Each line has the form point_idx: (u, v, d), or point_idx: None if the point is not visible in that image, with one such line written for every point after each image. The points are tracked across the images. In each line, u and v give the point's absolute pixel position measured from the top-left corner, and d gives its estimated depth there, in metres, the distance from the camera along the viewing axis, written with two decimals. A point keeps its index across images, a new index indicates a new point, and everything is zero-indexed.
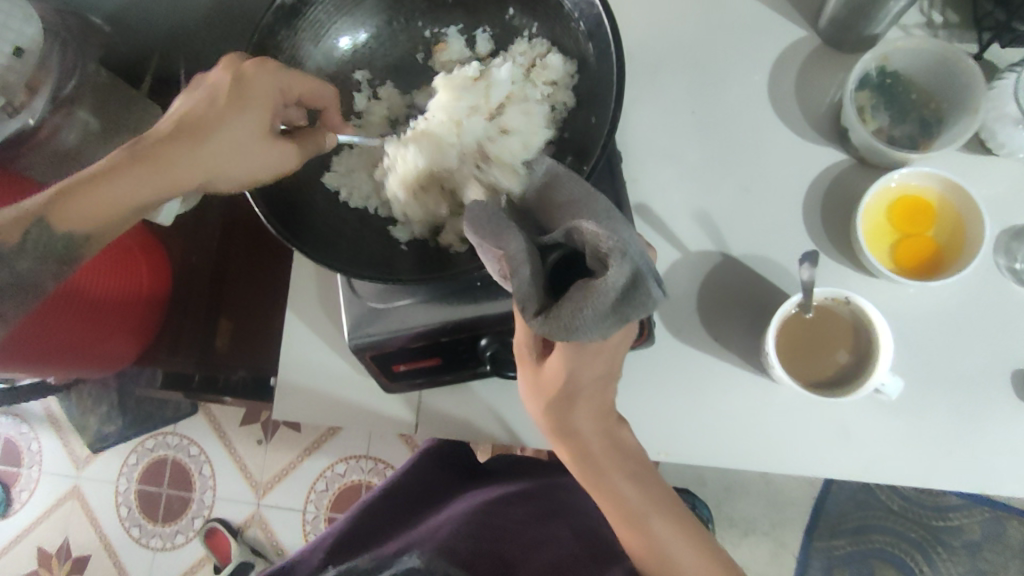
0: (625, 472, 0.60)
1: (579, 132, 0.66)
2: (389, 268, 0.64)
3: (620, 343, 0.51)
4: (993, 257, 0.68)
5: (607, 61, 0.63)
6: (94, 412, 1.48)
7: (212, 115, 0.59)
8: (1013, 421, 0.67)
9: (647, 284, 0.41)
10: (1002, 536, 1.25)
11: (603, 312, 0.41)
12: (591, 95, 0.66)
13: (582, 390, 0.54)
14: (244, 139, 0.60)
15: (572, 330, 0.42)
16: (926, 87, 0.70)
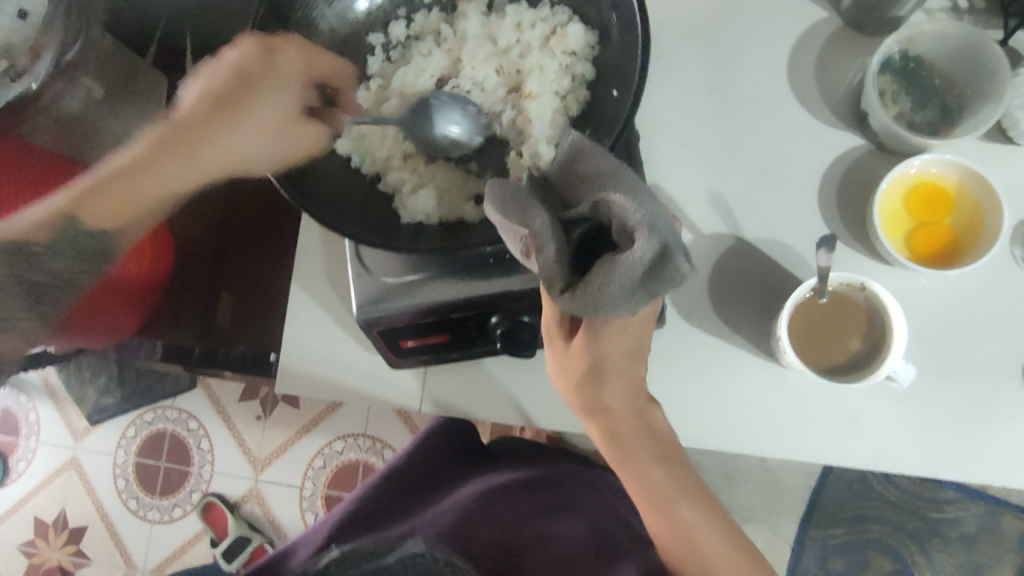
0: (633, 450, 0.60)
1: (599, 107, 0.66)
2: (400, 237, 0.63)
3: (645, 320, 0.50)
4: (1009, 248, 0.68)
5: (630, 34, 0.61)
6: (93, 382, 1.53)
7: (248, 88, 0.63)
8: (1022, 413, 0.66)
9: (676, 259, 0.40)
10: (996, 529, 1.26)
11: (629, 287, 0.40)
12: (612, 68, 0.65)
13: (607, 367, 0.54)
14: (270, 121, 0.63)
15: (598, 305, 0.41)
16: (950, 73, 0.69)
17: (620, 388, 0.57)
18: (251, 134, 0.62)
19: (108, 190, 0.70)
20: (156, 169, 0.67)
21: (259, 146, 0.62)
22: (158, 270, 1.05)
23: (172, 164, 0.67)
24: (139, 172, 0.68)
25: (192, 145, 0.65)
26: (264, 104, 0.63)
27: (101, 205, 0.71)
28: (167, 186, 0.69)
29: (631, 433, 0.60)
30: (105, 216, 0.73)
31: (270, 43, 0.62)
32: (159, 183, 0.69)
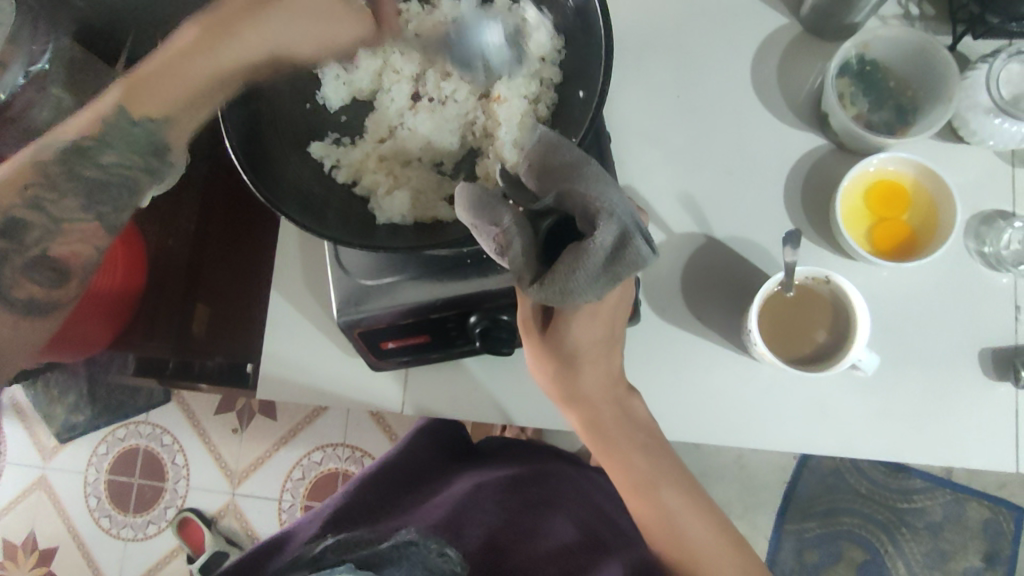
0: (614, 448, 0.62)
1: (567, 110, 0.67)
2: (373, 236, 0.63)
3: (615, 307, 0.53)
4: (963, 241, 0.71)
5: (595, 43, 0.63)
6: (61, 400, 1.41)
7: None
8: (981, 397, 0.70)
9: (636, 241, 0.42)
10: (963, 517, 1.30)
11: (595, 272, 0.43)
12: (578, 74, 0.67)
13: (582, 356, 0.55)
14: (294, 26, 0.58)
15: (568, 293, 0.44)
16: (903, 76, 0.73)
17: (599, 379, 0.58)
18: (298, 20, 0.57)
19: (160, 76, 0.57)
20: (199, 58, 0.57)
21: (314, 36, 0.58)
22: (129, 281, 1.03)
23: (211, 45, 0.57)
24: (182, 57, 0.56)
25: (230, 21, 0.57)
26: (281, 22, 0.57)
27: (158, 97, 0.56)
28: (215, 63, 0.57)
29: (613, 425, 0.61)
30: (158, 100, 0.56)
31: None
32: (206, 63, 0.57)
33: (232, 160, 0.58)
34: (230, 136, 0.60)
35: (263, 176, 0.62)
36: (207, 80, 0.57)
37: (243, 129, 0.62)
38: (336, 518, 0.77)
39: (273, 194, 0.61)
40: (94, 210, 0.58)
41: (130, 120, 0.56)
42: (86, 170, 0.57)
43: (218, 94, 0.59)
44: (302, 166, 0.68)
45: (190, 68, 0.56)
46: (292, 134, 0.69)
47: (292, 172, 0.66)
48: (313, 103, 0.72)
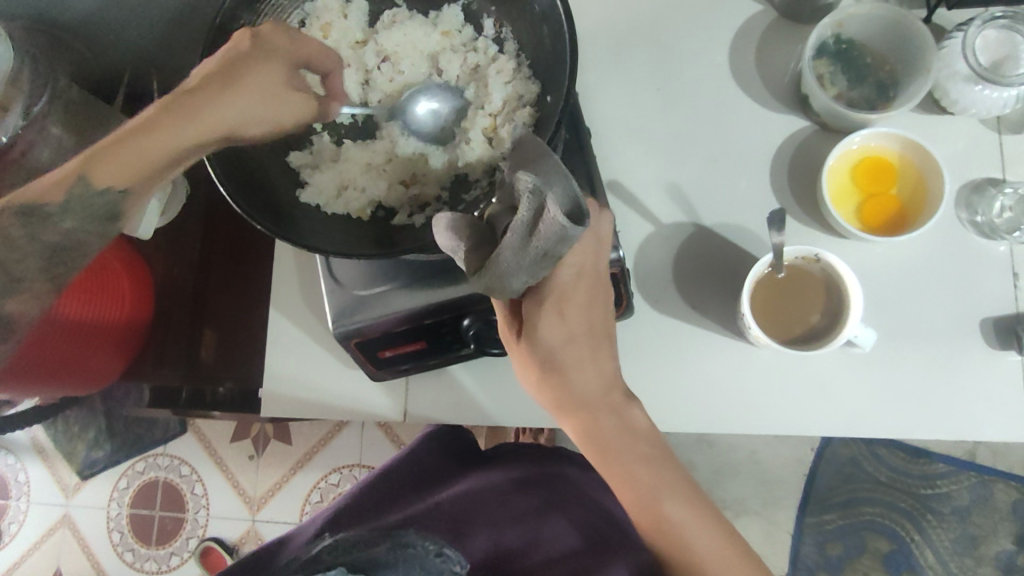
0: (627, 452, 0.60)
1: (536, 114, 0.66)
2: (358, 244, 0.63)
3: (588, 298, 0.56)
4: (955, 211, 0.71)
5: (560, 43, 0.62)
6: (81, 437, 1.51)
7: (210, 95, 0.52)
8: (988, 368, 0.69)
9: (550, 210, 0.44)
10: (990, 500, 1.27)
11: (517, 245, 0.46)
12: (547, 75, 0.66)
13: (561, 356, 0.57)
14: (258, 103, 0.54)
15: (500, 274, 0.48)
16: (880, 51, 0.73)
17: (586, 378, 0.59)
18: (248, 102, 0.54)
19: (122, 148, 0.52)
20: (158, 134, 0.51)
21: (260, 116, 0.55)
22: (139, 315, 1.06)
23: (173, 127, 0.51)
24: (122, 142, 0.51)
25: (200, 99, 0.52)
26: (246, 100, 0.53)
27: (115, 169, 0.52)
28: (168, 143, 0.51)
29: (604, 421, 0.60)
30: (120, 173, 0.52)
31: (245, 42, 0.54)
32: (153, 143, 0.51)
33: (213, 176, 0.59)
34: (209, 158, 0.60)
35: (244, 188, 0.63)
36: (164, 163, 0.52)
37: (221, 145, 0.62)
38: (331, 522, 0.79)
39: (247, 200, 0.62)
40: (47, 270, 0.57)
41: (93, 197, 0.52)
42: (49, 235, 0.54)
43: (167, 170, 0.54)
44: (282, 173, 0.69)
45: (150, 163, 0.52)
46: (269, 149, 0.69)
47: (270, 184, 0.67)
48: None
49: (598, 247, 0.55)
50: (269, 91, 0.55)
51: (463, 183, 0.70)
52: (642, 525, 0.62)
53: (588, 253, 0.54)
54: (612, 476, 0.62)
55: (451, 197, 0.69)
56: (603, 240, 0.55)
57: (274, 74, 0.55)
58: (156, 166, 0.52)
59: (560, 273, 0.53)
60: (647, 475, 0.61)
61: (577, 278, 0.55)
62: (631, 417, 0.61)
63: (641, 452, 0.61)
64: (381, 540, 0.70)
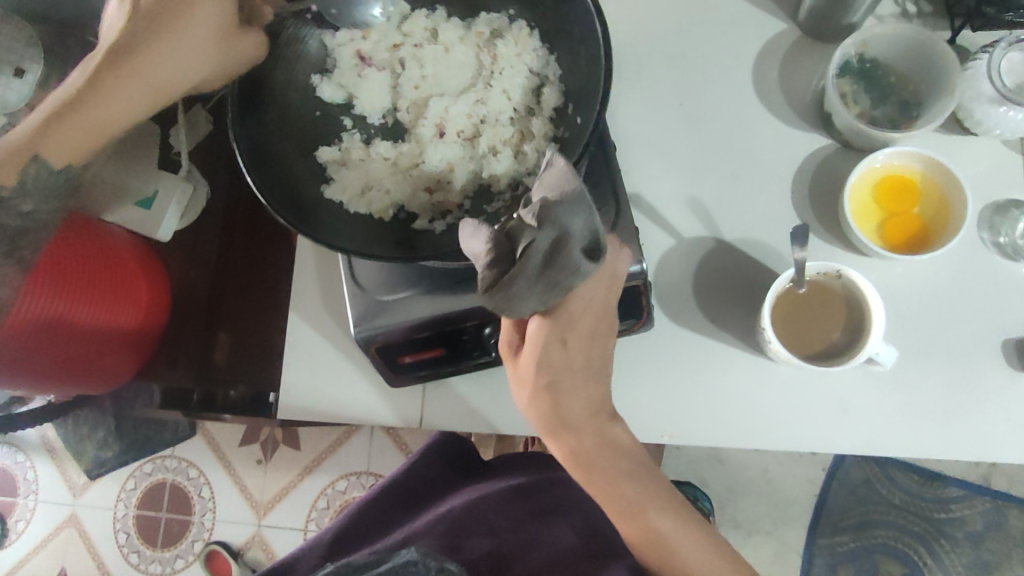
0: (618, 471, 0.61)
1: (563, 132, 0.67)
2: (377, 245, 0.63)
3: (592, 332, 0.56)
4: (977, 232, 0.71)
5: (592, 62, 0.62)
6: (91, 436, 1.49)
7: (147, 40, 0.60)
8: (1009, 390, 0.68)
9: (569, 246, 0.46)
10: (1004, 526, 1.25)
11: (531, 273, 0.47)
12: (577, 93, 0.66)
13: (560, 379, 0.57)
14: (194, 46, 0.60)
15: (509, 297, 0.48)
16: (904, 71, 0.73)
17: (580, 402, 0.59)
18: (190, 46, 0.60)
19: (61, 123, 0.64)
20: (96, 110, 0.64)
21: (198, 58, 0.61)
22: (154, 318, 1.03)
23: (109, 106, 0.64)
24: (79, 109, 0.63)
25: (125, 65, 0.60)
26: (195, 35, 0.60)
27: (61, 139, 0.66)
28: (111, 115, 0.64)
29: (588, 443, 0.60)
30: (69, 155, 0.68)
31: None
32: (101, 110, 0.64)
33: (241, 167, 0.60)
34: (238, 149, 0.61)
35: (271, 180, 0.63)
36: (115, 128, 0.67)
37: (251, 143, 0.63)
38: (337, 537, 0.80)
39: (273, 193, 0.62)
40: None
41: (40, 174, 0.68)
42: None
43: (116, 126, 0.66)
44: (309, 168, 0.69)
45: (127, 115, 0.66)
46: (297, 143, 0.70)
47: (295, 178, 0.67)
48: (323, 111, 0.73)
49: (607, 279, 0.55)
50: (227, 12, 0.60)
51: (486, 194, 0.70)
52: (633, 540, 0.63)
53: (600, 290, 0.54)
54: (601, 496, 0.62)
55: (473, 207, 0.70)
56: (616, 279, 0.56)
57: (201, 27, 0.59)
58: (112, 128, 0.66)
59: (573, 304, 0.53)
60: (631, 491, 0.62)
61: (587, 310, 0.54)
62: (616, 437, 0.61)
63: (627, 468, 0.61)
64: (382, 561, 0.70)
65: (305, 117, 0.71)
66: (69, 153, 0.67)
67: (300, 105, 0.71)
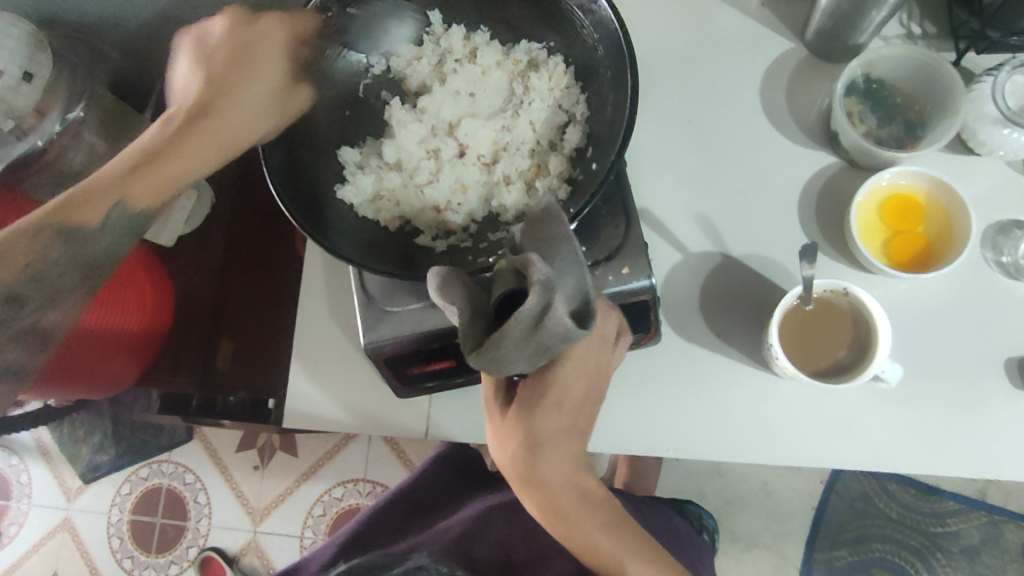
0: (595, 526, 0.62)
1: (579, 173, 0.66)
2: (382, 260, 0.63)
3: (581, 395, 0.58)
4: (980, 251, 0.72)
5: (618, 112, 0.61)
6: (86, 440, 1.53)
7: (220, 95, 0.55)
8: (1012, 408, 0.69)
9: (557, 312, 0.45)
10: (1000, 540, 1.26)
11: (518, 336, 0.45)
12: (596, 135, 0.66)
13: (546, 441, 0.57)
14: (254, 110, 0.57)
15: (496, 360, 0.46)
16: (909, 92, 0.74)
17: (562, 463, 0.59)
18: (247, 105, 0.56)
19: (145, 165, 0.54)
20: (177, 159, 0.55)
21: (263, 112, 0.58)
22: (160, 323, 1.05)
23: (184, 156, 0.55)
24: (155, 163, 0.54)
25: (194, 121, 0.55)
26: (247, 92, 0.56)
27: (147, 185, 0.55)
28: (184, 171, 0.55)
29: (566, 499, 0.60)
30: (151, 191, 0.55)
31: (250, 17, 0.57)
32: (178, 166, 0.55)
33: (267, 178, 0.60)
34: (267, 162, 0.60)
35: (296, 188, 0.63)
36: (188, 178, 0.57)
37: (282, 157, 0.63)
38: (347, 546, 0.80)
39: (290, 195, 0.62)
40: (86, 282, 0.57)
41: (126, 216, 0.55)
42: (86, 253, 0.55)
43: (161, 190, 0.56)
44: (329, 165, 0.69)
45: (180, 176, 0.56)
46: (323, 144, 0.69)
47: (318, 184, 0.67)
48: (352, 110, 0.72)
49: (600, 344, 0.58)
50: (284, 66, 0.58)
51: (493, 223, 0.70)
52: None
53: (593, 354, 0.57)
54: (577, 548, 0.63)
55: (478, 233, 0.69)
56: (606, 340, 0.59)
57: (266, 87, 0.57)
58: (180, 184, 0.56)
59: (562, 367, 0.55)
60: (607, 543, 0.62)
61: (575, 372, 0.56)
62: (591, 489, 0.61)
63: (603, 518, 0.62)
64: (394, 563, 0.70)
65: (332, 117, 0.70)
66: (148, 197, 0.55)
67: (330, 105, 0.69)
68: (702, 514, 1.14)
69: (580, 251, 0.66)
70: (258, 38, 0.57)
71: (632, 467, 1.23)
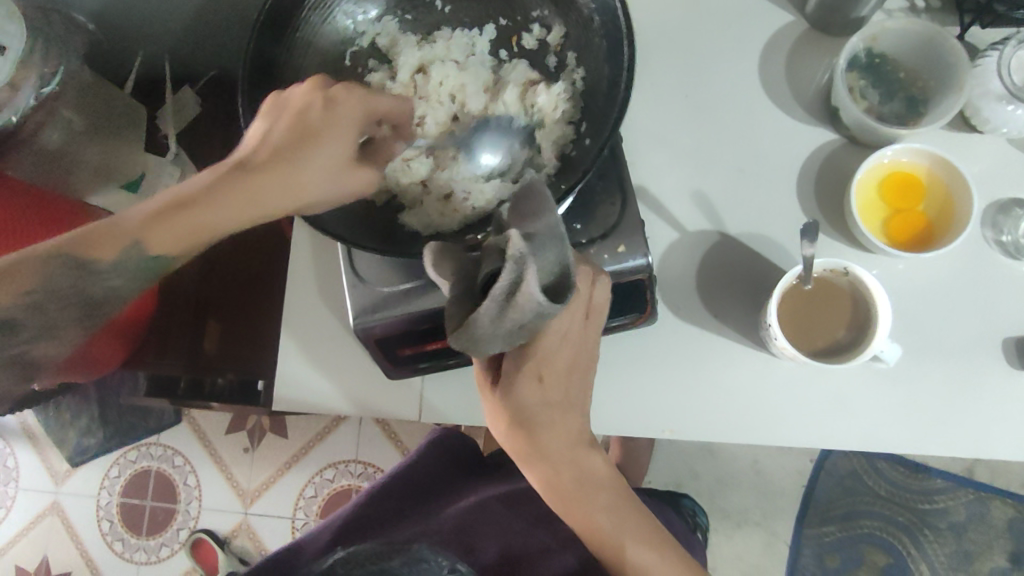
0: (601, 508, 0.60)
1: (570, 148, 0.64)
2: (366, 236, 0.61)
3: (569, 364, 0.57)
4: (980, 231, 0.71)
5: (614, 87, 0.60)
6: (74, 423, 1.48)
7: (283, 149, 0.51)
8: (1008, 387, 0.69)
9: (528, 289, 0.43)
10: (987, 517, 1.28)
11: (493, 316, 0.45)
12: (590, 110, 0.64)
13: (537, 418, 0.57)
14: (326, 170, 0.53)
15: (474, 338, 0.46)
16: (912, 66, 0.72)
17: (559, 437, 0.58)
18: (313, 176, 0.52)
19: (167, 215, 0.48)
20: (210, 210, 0.48)
21: (328, 191, 0.53)
22: (144, 306, 1.02)
23: (213, 202, 0.48)
24: (184, 209, 0.48)
25: (241, 181, 0.49)
26: (319, 154, 0.52)
27: (173, 234, 0.48)
28: (209, 225, 0.48)
29: (569, 478, 0.59)
30: (172, 241, 0.48)
31: (331, 93, 0.53)
32: (198, 214, 0.48)
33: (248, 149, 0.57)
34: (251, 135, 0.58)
35: None
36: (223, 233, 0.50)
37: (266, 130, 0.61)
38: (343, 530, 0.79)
39: None
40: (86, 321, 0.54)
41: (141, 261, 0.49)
42: (93, 288, 0.50)
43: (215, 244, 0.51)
44: None
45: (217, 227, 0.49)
46: None
47: None
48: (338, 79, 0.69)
49: (583, 310, 0.56)
50: (351, 144, 0.54)
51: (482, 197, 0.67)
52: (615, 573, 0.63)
53: (579, 320, 0.56)
54: (581, 529, 0.61)
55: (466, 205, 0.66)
56: (594, 306, 0.58)
57: (341, 152, 0.53)
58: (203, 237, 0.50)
59: (546, 339, 0.54)
60: (610, 522, 0.60)
61: (562, 342, 0.56)
62: (592, 468, 0.60)
63: (603, 500, 0.60)
64: None
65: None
66: (176, 250, 0.49)
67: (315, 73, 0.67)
68: (697, 514, 1.13)
69: (575, 230, 0.65)
70: (334, 117, 0.53)
71: (625, 447, 1.22)
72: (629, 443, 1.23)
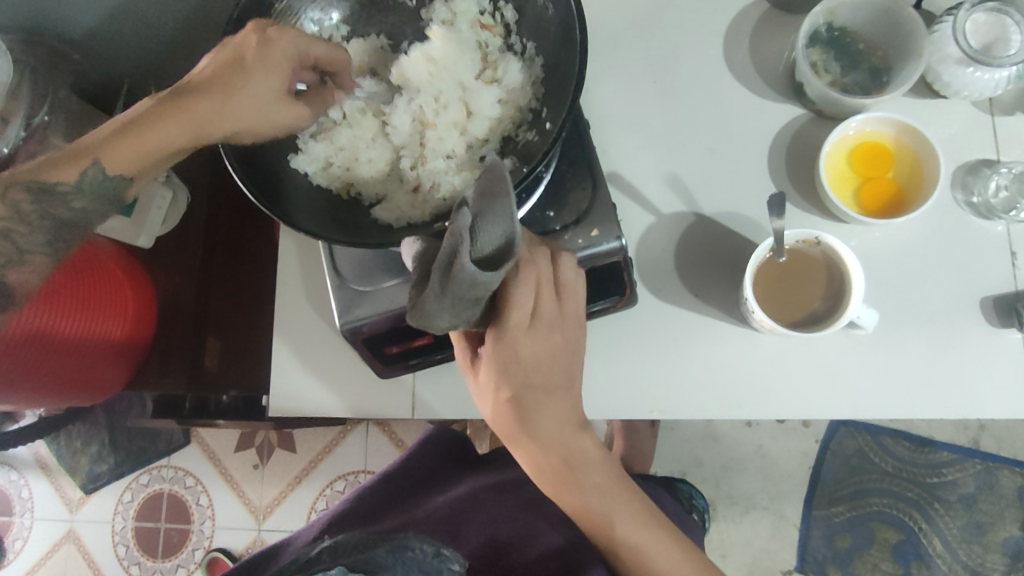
0: (591, 485, 0.63)
1: (533, 133, 0.65)
2: (342, 231, 0.62)
3: (549, 350, 0.58)
4: (951, 193, 0.72)
5: (569, 65, 0.61)
6: (85, 451, 1.52)
7: (231, 82, 0.59)
8: (990, 346, 0.70)
9: (461, 260, 0.45)
10: (995, 486, 1.27)
11: (436, 289, 0.47)
12: (549, 92, 0.65)
13: (527, 404, 0.58)
14: (256, 108, 0.60)
15: (424, 313, 0.49)
16: (872, 38, 0.74)
17: (548, 419, 0.59)
18: (240, 110, 0.59)
19: (124, 139, 0.60)
20: (148, 134, 0.59)
21: (254, 125, 0.60)
22: (142, 323, 1.03)
23: (163, 131, 0.59)
24: (135, 134, 0.59)
25: (169, 115, 0.59)
26: (257, 85, 0.59)
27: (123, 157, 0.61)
28: (160, 149, 0.60)
29: (555, 457, 0.61)
30: (122, 162, 0.61)
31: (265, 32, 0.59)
32: (152, 141, 0.60)
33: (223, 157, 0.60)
34: (225, 149, 0.60)
35: (249, 168, 0.63)
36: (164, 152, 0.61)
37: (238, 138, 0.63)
38: (333, 523, 0.78)
39: (241, 168, 0.61)
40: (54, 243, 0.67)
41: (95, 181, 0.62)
42: (58, 212, 0.64)
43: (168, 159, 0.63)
44: (285, 138, 0.68)
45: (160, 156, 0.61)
46: None
47: (275, 161, 0.66)
48: None
49: (551, 287, 0.57)
50: (280, 79, 0.60)
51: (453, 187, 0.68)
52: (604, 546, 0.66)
53: (549, 301, 0.57)
54: (571, 503, 0.63)
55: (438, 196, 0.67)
56: (563, 285, 0.59)
57: (272, 84, 0.59)
58: (154, 158, 0.61)
59: (518, 318, 0.56)
60: (600, 500, 0.63)
61: (536, 323, 0.57)
62: (581, 448, 0.62)
63: (593, 478, 0.63)
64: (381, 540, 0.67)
65: None
66: (125, 169, 0.61)
67: None
68: (694, 496, 1.16)
69: (548, 217, 0.66)
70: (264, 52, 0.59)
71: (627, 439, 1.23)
72: (630, 433, 1.24)
